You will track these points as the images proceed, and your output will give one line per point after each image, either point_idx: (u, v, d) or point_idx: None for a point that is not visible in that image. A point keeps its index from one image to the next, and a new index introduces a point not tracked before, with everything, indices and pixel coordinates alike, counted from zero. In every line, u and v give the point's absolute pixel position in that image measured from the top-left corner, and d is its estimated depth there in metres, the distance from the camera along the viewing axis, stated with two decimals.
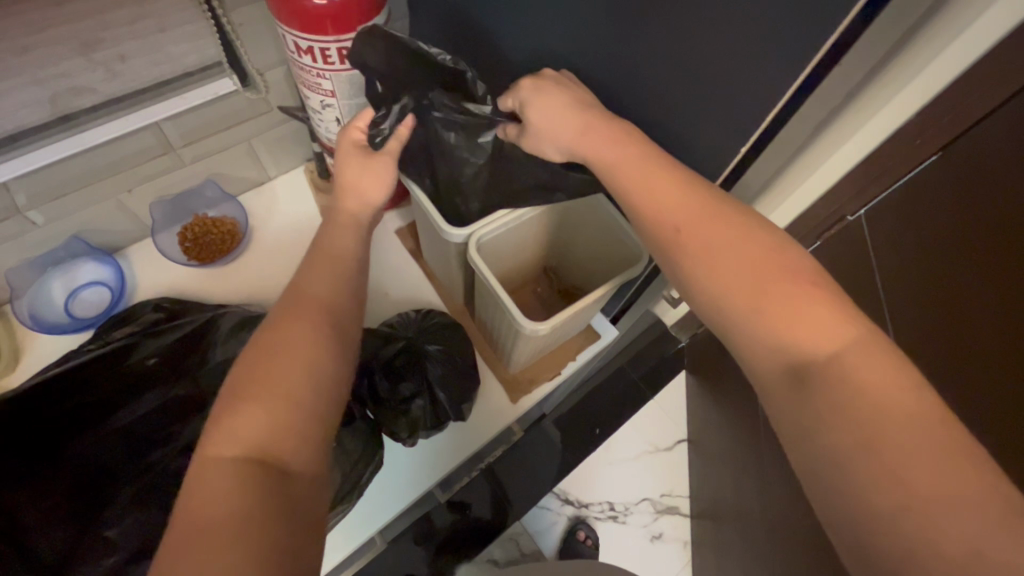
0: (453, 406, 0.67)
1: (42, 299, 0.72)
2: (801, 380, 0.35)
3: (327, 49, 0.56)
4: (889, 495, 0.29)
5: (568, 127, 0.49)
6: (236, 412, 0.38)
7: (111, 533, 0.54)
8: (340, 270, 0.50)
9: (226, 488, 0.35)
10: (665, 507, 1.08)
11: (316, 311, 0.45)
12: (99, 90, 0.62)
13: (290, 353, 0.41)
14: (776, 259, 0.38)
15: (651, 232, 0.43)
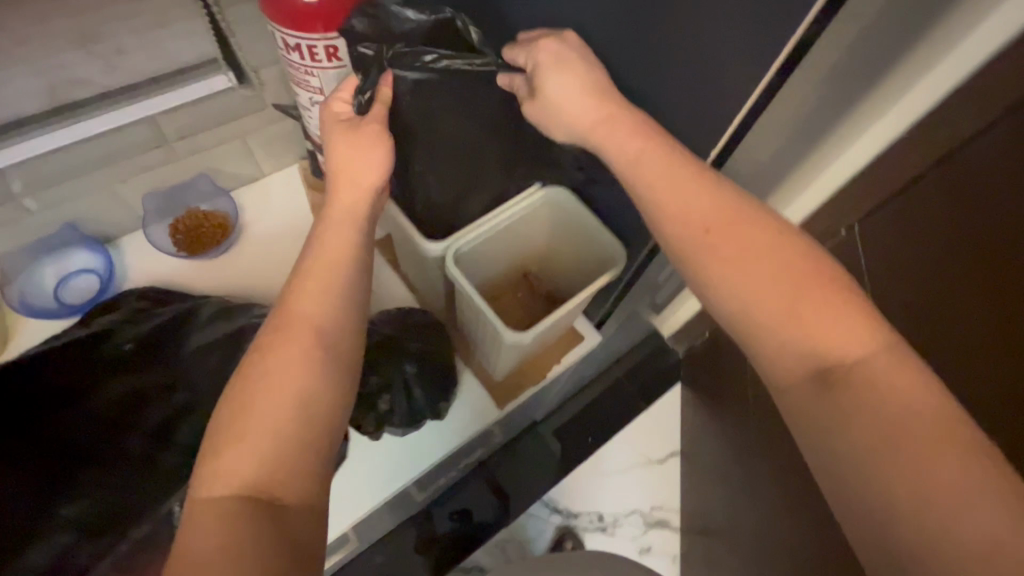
0: (429, 404, 0.69)
1: (34, 285, 0.73)
2: (827, 384, 0.37)
3: (315, 47, 0.57)
4: (907, 504, 0.33)
5: (570, 116, 0.50)
6: (223, 451, 0.38)
7: (66, 513, 0.54)
8: (333, 277, 0.46)
9: (217, 527, 0.35)
10: (655, 521, 1.07)
11: (303, 331, 0.43)
12: (98, 82, 0.64)
13: (275, 383, 0.40)
14: (802, 263, 0.40)
15: (673, 231, 0.44)
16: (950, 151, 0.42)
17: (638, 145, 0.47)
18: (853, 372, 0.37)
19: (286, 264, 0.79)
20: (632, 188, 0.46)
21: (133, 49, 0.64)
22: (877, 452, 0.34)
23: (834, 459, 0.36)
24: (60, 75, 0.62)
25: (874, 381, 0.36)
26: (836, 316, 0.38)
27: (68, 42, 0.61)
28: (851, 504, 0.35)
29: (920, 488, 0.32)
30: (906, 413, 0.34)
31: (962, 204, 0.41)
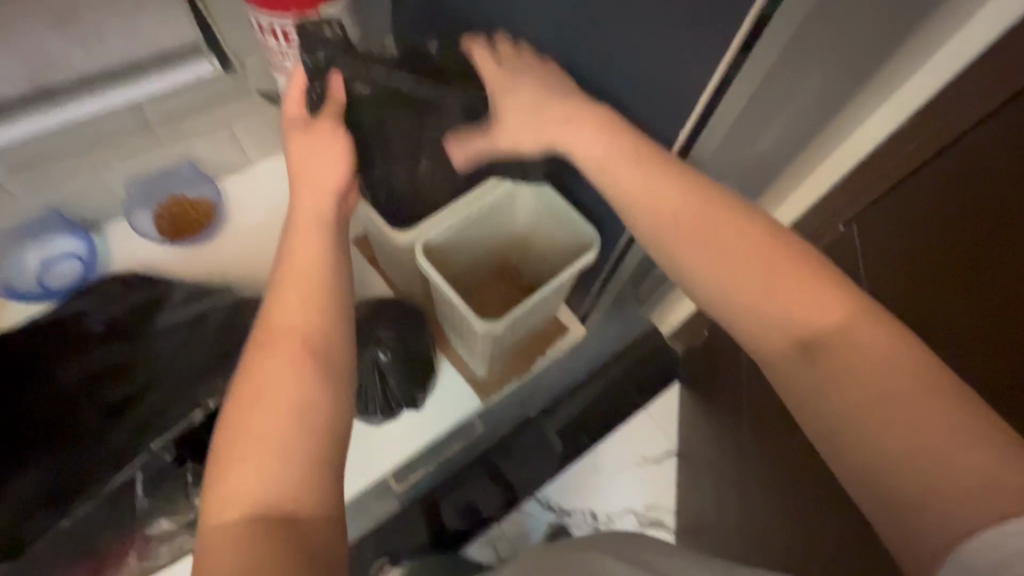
0: (405, 393, 0.68)
1: (18, 270, 0.74)
2: (810, 356, 0.37)
3: (287, 29, 0.56)
4: (915, 488, 0.31)
5: (545, 105, 0.49)
6: (229, 476, 0.37)
7: (16, 488, 0.54)
8: (316, 279, 0.45)
9: (233, 550, 0.34)
10: (650, 521, 1.04)
11: (292, 342, 0.41)
12: (78, 67, 0.64)
13: (273, 399, 0.39)
14: (772, 241, 0.40)
15: (639, 215, 0.44)
16: (950, 143, 0.44)
17: (605, 129, 0.46)
18: (830, 344, 0.36)
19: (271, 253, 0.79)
20: (604, 175, 0.46)
21: (111, 32, 0.63)
22: (880, 433, 0.33)
23: (829, 440, 0.36)
24: (40, 56, 0.61)
25: (852, 353, 0.35)
26: (806, 292, 0.38)
27: (46, 26, 0.59)
28: (858, 488, 0.34)
29: (924, 468, 0.31)
30: (891, 390, 0.34)
31: (968, 186, 0.42)
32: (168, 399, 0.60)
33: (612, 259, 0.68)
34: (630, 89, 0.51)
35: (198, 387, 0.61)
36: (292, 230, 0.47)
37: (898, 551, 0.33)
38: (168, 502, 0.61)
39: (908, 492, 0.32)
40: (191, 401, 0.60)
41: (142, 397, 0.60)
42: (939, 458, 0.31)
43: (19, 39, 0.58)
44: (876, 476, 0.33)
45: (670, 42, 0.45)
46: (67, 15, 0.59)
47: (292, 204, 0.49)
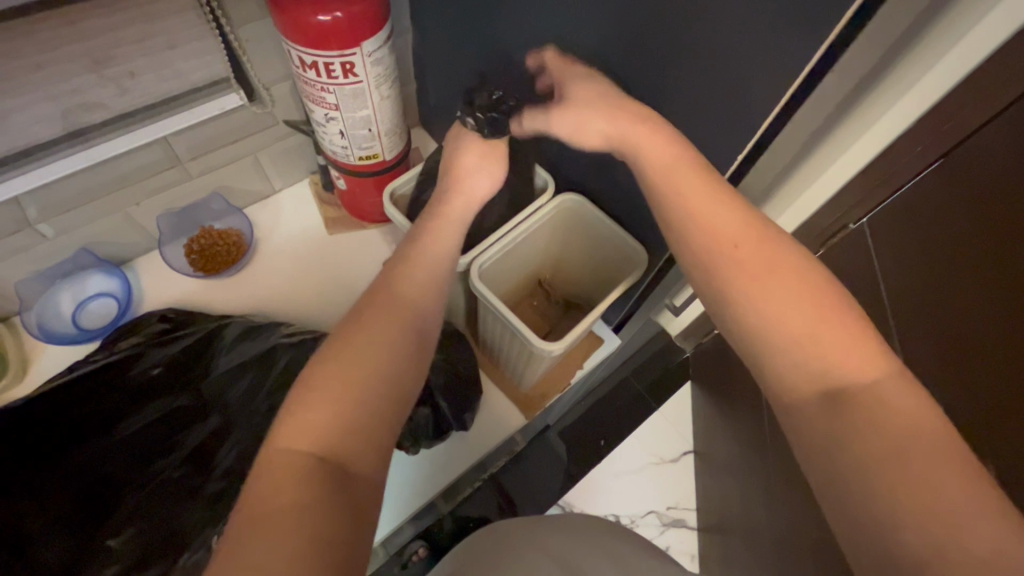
0: (455, 414, 0.69)
1: (51, 311, 0.74)
2: (832, 404, 0.36)
3: (330, 64, 0.57)
4: (927, 533, 0.30)
5: (600, 126, 0.51)
6: (307, 408, 0.38)
7: (113, 543, 0.55)
8: (436, 269, 0.50)
9: (289, 485, 0.35)
10: (672, 520, 1.03)
11: (399, 310, 0.44)
12: (109, 105, 0.62)
13: (366, 350, 0.41)
14: (814, 284, 0.39)
15: (687, 233, 0.43)
16: (953, 146, 0.45)
17: (672, 153, 0.46)
18: (857, 397, 0.35)
19: (300, 278, 0.80)
20: (655, 199, 0.46)
21: (145, 71, 0.60)
22: (890, 484, 0.32)
23: (835, 493, 0.35)
24: (73, 101, 0.59)
25: (877, 409, 0.34)
26: (851, 346, 0.37)
27: (81, 67, 0.56)
28: (853, 522, 0.34)
29: (936, 510, 0.30)
30: (915, 432, 0.33)
31: (953, 202, 0.46)
32: (251, 438, 0.61)
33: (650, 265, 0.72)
34: (683, 113, 0.53)
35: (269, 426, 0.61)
36: (441, 214, 0.54)
37: (864, 540, 0.33)
38: None
39: (909, 509, 0.31)
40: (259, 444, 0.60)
41: (221, 439, 0.61)
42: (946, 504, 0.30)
43: (56, 80, 0.56)
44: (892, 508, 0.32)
45: (719, 72, 0.47)
46: (102, 56, 0.57)
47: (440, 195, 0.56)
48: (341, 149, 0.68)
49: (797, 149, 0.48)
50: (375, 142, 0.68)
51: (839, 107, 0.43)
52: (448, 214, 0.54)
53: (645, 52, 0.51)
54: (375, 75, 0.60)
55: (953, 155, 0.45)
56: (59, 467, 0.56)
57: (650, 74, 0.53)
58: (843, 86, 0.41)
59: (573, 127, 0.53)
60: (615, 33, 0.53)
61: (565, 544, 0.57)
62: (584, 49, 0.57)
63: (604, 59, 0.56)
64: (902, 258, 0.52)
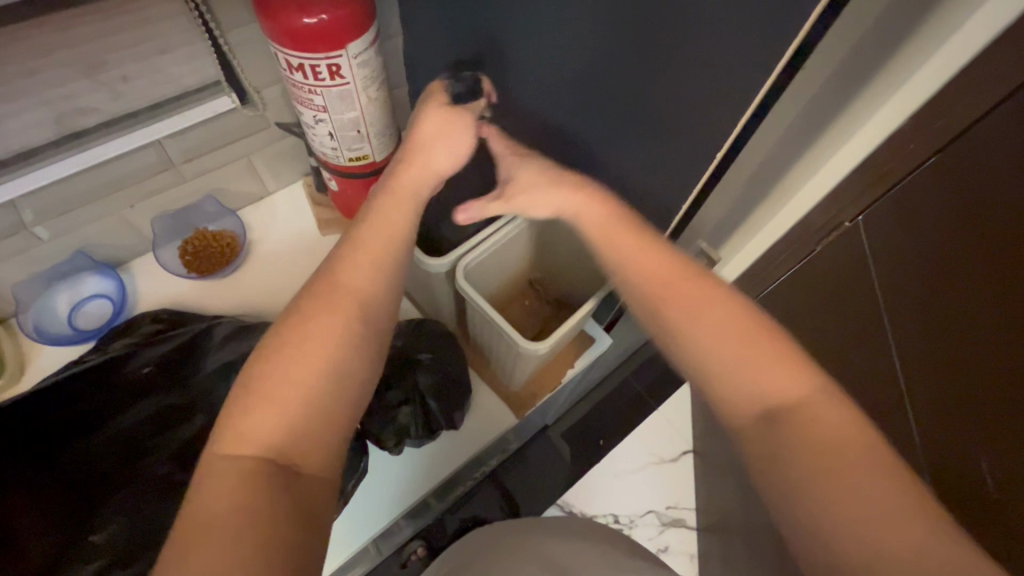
0: (445, 415, 0.70)
1: (48, 313, 0.75)
2: (773, 424, 0.40)
3: (317, 66, 0.57)
4: (864, 538, 0.35)
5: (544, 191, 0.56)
6: (247, 412, 0.39)
7: (97, 538, 0.56)
8: (387, 249, 0.48)
9: (227, 491, 0.35)
10: (671, 520, 1.02)
11: (342, 305, 0.43)
12: (105, 110, 0.64)
13: (305, 350, 0.40)
14: (739, 319, 0.43)
15: (632, 278, 0.49)
16: (943, 146, 0.51)
17: (607, 214, 0.53)
18: (796, 416, 0.39)
19: (295, 279, 0.80)
20: (602, 251, 0.51)
21: (137, 75, 0.62)
22: (829, 495, 0.36)
23: (781, 503, 0.39)
24: (67, 105, 0.61)
25: (811, 426, 0.39)
26: (786, 373, 0.41)
27: (76, 72, 0.59)
28: (801, 531, 0.38)
29: (864, 512, 0.35)
30: (842, 445, 0.38)
31: (952, 198, 0.52)
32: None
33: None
34: None
35: None
36: (393, 190, 0.53)
37: (811, 545, 0.37)
38: None
39: (847, 512, 0.36)
40: None
41: (203, 435, 0.63)
42: (871, 509, 0.35)
43: (50, 85, 0.58)
44: (836, 518, 0.36)
45: None
46: (95, 61, 0.59)
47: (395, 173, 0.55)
48: (331, 150, 0.69)
49: (777, 143, 0.49)
50: (364, 143, 0.69)
51: (814, 101, 0.44)
52: (399, 191, 0.53)
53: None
54: (362, 77, 0.61)
55: (947, 149, 0.51)
56: (49, 463, 0.57)
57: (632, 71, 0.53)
58: (816, 80, 0.41)
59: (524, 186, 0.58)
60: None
61: (557, 544, 0.57)
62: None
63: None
64: (898, 246, 0.59)
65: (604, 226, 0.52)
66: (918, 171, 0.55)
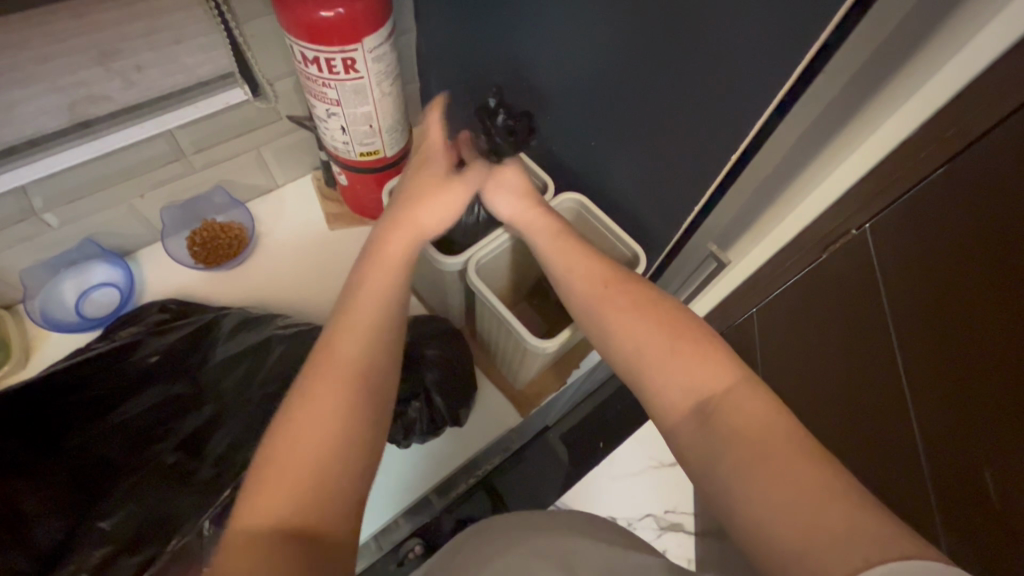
0: (450, 411, 0.70)
1: (55, 300, 0.75)
2: (703, 419, 0.42)
3: (332, 59, 0.57)
4: (786, 523, 0.35)
5: (523, 197, 0.61)
6: (260, 486, 0.38)
7: (105, 525, 0.55)
8: (382, 312, 0.48)
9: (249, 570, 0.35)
10: (668, 524, 1.01)
11: (343, 368, 0.43)
12: (115, 98, 0.64)
13: (312, 418, 0.40)
14: (672, 317, 0.47)
15: (576, 284, 0.53)
16: (956, 154, 0.50)
17: (554, 228, 0.58)
18: (721, 407, 0.41)
19: (301, 273, 0.81)
20: (548, 263, 0.57)
21: (150, 65, 0.62)
22: (756, 482, 0.37)
23: (723, 500, 0.39)
24: (79, 93, 0.61)
25: (734, 418, 0.40)
26: (708, 363, 0.43)
27: (89, 59, 0.59)
28: (744, 529, 0.37)
29: (792, 501, 0.35)
30: (768, 433, 0.39)
31: (954, 210, 0.53)
32: (244, 426, 0.62)
33: (658, 259, 0.71)
34: (676, 115, 0.53)
35: (264, 415, 0.62)
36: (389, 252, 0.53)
37: (754, 541, 0.36)
38: None
39: (786, 503, 0.35)
40: (260, 431, 0.61)
41: (217, 426, 0.62)
42: (800, 498, 0.35)
43: (61, 72, 0.58)
44: (760, 506, 0.36)
45: (709, 72, 0.47)
46: (109, 49, 0.59)
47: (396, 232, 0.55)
48: (342, 144, 0.69)
49: (794, 147, 0.48)
50: (376, 139, 0.69)
51: (833, 105, 0.43)
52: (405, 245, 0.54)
53: (648, 49, 0.51)
54: (376, 71, 0.61)
55: (957, 161, 0.50)
56: (59, 450, 0.58)
57: (652, 73, 0.52)
58: (835, 84, 0.41)
59: (499, 194, 0.61)
60: (619, 30, 0.53)
61: (578, 542, 0.55)
62: (585, 46, 0.57)
63: (605, 57, 0.56)
64: (900, 257, 0.60)
65: (541, 231, 0.58)
66: (926, 180, 0.53)
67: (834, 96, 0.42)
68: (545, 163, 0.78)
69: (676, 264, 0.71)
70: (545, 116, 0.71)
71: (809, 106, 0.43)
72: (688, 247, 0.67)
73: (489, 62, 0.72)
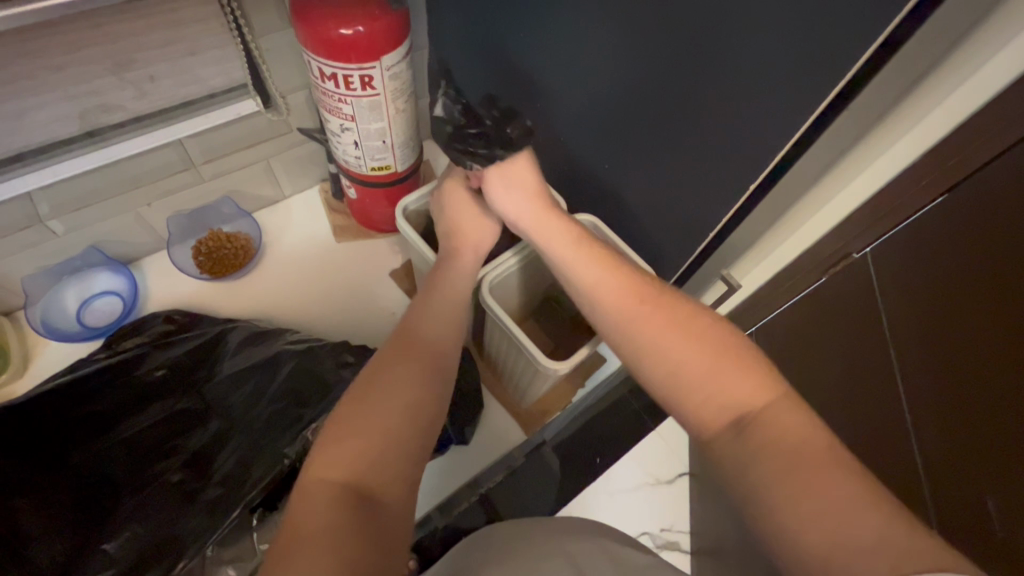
0: (455, 430, 0.71)
1: (56, 308, 0.74)
2: (739, 432, 0.40)
3: (350, 76, 0.58)
4: (816, 528, 0.35)
5: (533, 200, 0.58)
6: (338, 443, 0.41)
7: (109, 547, 0.54)
8: (452, 305, 0.55)
9: (324, 509, 0.38)
10: (664, 542, 0.96)
11: (425, 346, 0.49)
12: (128, 107, 0.63)
13: (391, 391, 0.45)
14: (709, 326, 0.45)
15: (610, 285, 0.50)
16: (959, 181, 0.49)
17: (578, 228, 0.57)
18: (759, 419, 0.40)
19: (305, 285, 0.80)
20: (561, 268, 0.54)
21: (164, 76, 0.62)
22: (784, 488, 0.37)
23: (756, 506, 0.38)
24: (93, 102, 0.61)
25: (774, 430, 0.39)
26: (752, 375, 0.42)
27: (103, 69, 0.58)
28: (778, 543, 0.37)
29: (830, 509, 0.35)
30: (804, 443, 0.38)
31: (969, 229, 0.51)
32: (250, 446, 0.60)
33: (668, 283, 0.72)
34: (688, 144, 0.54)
35: (272, 430, 0.61)
36: (456, 254, 0.60)
37: (787, 551, 0.36)
38: (232, 550, 0.58)
39: (817, 510, 0.35)
40: (267, 450, 0.60)
41: (225, 442, 0.61)
42: (831, 499, 0.35)
43: (77, 80, 0.58)
44: (788, 513, 0.36)
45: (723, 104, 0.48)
46: (124, 59, 0.59)
47: (455, 239, 0.61)
48: (354, 158, 0.69)
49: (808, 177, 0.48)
50: (389, 154, 0.69)
51: (854, 139, 0.43)
52: (459, 254, 0.60)
53: (665, 77, 0.52)
54: (392, 88, 0.61)
55: (956, 191, 0.50)
56: (65, 465, 0.57)
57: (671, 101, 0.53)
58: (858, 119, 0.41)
59: (508, 193, 0.58)
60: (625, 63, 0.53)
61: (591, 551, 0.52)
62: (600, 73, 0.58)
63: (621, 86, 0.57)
64: (915, 279, 0.59)
65: (546, 232, 0.56)
66: (929, 207, 0.53)
67: (857, 133, 0.42)
68: (555, 182, 0.79)
69: (684, 288, 0.72)
70: (557, 137, 0.71)
71: (831, 140, 0.43)
72: (698, 272, 0.67)
73: (504, 83, 0.73)
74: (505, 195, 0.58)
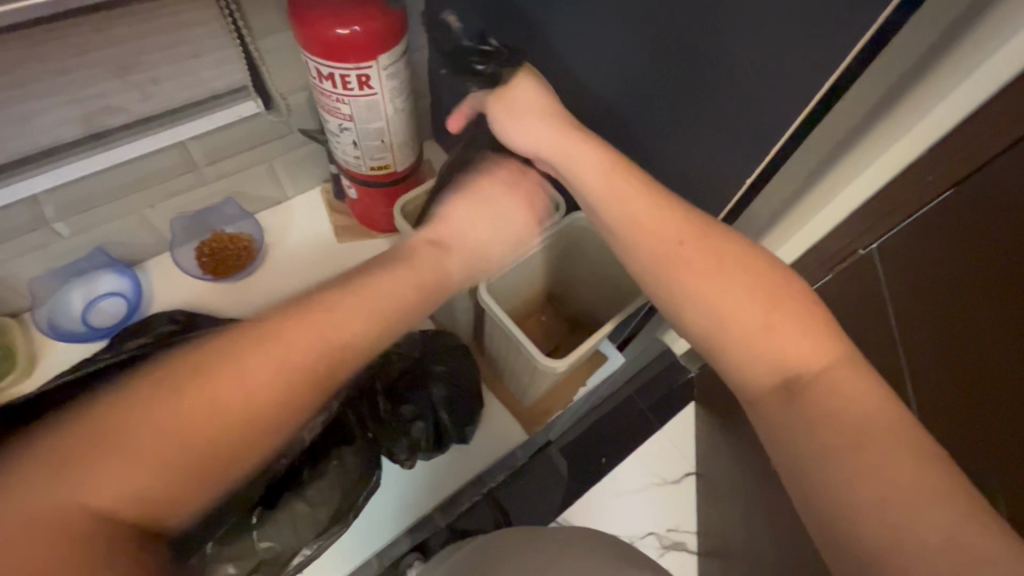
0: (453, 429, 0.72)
1: (62, 308, 0.76)
2: (791, 396, 0.41)
3: (347, 76, 0.58)
4: (882, 516, 0.35)
5: (546, 133, 0.54)
6: (107, 463, 0.34)
7: None
8: (358, 288, 0.44)
9: (59, 528, 0.32)
10: (671, 543, 0.93)
11: (291, 349, 0.39)
12: (132, 109, 0.64)
13: (202, 395, 0.36)
14: (766, 280, 0.44)
15: (651, 244, 0.48)
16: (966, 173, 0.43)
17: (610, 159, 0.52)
18: (812, 385, 0.40)
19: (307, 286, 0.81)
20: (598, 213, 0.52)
21: (166, 78, 0.62)
22: (843, 472, 0.37)
23: (807, 481, 0.39)
24: (97, 104, 0.61)
25: (836, 403, 0.39)
26: (808, 335, 0.41)
27: (106, 72, 0.59)
28: (827, 522, 0.38)
29: (892, 498, 0.35)
30: (868, 422, 0.37)
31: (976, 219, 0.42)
32: None
33: None
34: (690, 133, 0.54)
35: None
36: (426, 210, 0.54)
37: (837, 529, 0.37)
38: (235, 547, 0.60)
39: (878, 498, 0.35)
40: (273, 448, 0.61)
41: None
42: (895, 486, 0.35)
43: (81, 84, 0.58)
44: (851, 496, 0.36)
45: (724, 95, 0.48)
46: (128, 62, 0.59)
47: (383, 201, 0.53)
48: (354, 159, 0.69)
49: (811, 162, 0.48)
50: (388, 153, 0.69)
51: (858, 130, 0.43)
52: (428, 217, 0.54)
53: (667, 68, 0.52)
54: (389, 88, 0.62)
55: (967, 182, 0.42)
56: None
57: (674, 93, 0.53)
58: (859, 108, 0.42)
59: (518, 120, 0.56)
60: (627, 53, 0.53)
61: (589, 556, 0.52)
62: (605, 64, 0.58)
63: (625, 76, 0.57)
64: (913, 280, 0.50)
65: (578, 173, 0.53)
66: (934, 202, 0.46)
67: None
68: None
69: None
70: None
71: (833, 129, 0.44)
72: None
73: None
74: (514, 124, 0.56)
